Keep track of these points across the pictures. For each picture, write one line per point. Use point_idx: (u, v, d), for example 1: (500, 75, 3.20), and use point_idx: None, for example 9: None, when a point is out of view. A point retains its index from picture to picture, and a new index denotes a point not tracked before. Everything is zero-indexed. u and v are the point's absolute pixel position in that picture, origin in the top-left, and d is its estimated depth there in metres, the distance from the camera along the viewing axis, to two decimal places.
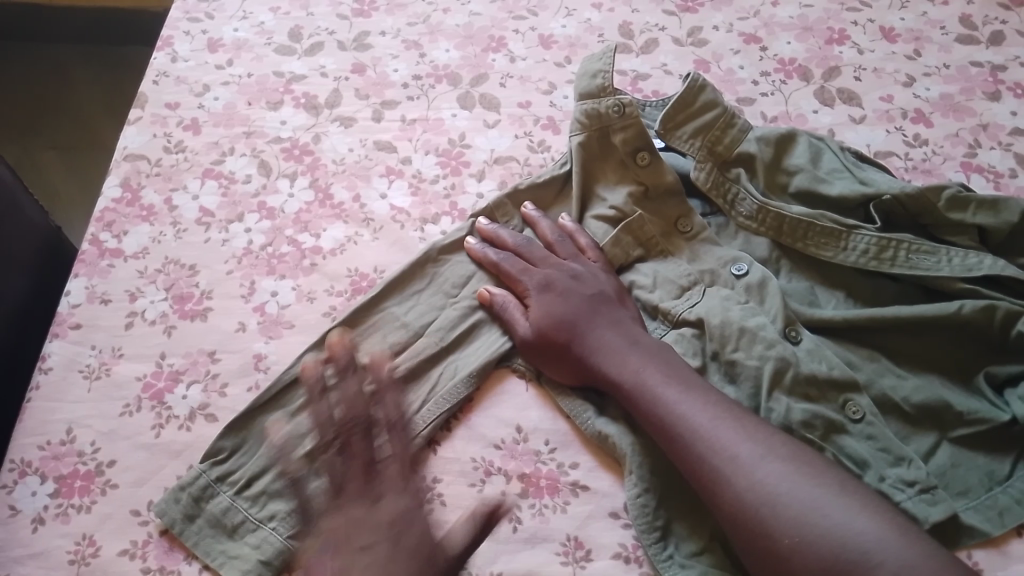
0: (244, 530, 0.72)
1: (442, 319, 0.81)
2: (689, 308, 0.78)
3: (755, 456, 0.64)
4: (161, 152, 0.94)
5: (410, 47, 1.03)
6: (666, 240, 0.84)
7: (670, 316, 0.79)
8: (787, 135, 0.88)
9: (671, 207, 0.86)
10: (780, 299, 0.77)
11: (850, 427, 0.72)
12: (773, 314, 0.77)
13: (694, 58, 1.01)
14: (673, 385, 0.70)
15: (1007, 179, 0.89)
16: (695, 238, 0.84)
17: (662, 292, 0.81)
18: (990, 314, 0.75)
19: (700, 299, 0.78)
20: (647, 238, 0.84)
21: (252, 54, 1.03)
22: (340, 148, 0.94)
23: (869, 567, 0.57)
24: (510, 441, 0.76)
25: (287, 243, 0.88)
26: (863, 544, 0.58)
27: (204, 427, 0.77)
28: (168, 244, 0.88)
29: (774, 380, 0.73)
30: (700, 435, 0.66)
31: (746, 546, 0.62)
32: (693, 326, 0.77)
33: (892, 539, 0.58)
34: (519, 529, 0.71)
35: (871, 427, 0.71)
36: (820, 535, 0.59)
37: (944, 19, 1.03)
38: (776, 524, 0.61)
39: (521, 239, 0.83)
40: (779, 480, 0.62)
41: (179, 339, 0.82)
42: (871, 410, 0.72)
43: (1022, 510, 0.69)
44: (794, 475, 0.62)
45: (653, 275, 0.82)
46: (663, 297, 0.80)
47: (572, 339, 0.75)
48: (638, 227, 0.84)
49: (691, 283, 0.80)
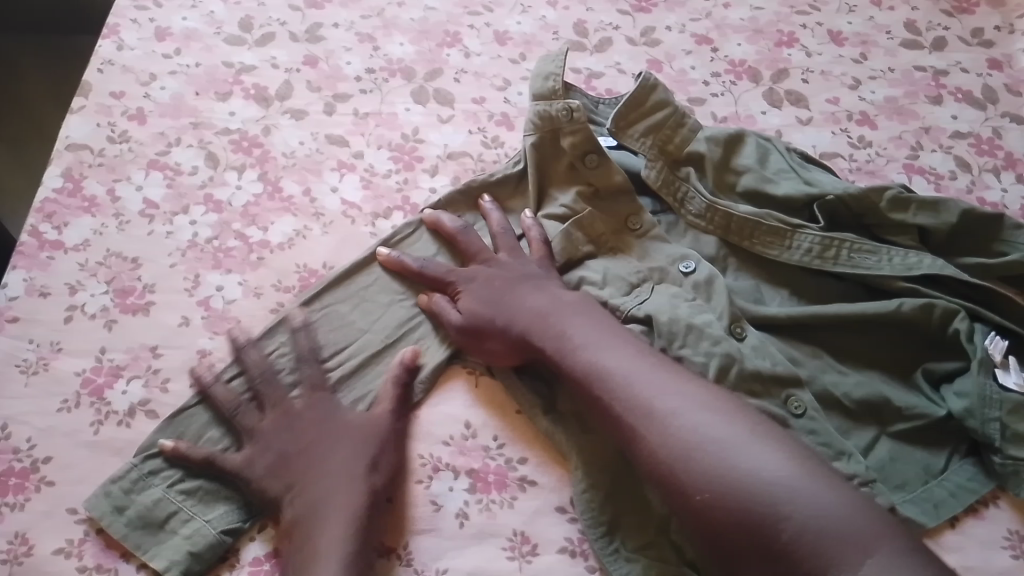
0: (175, 521, 0.67)
1: (390, 315, 0.77)
2: (638, 305, 0.75)
3: (673, 409, 0.61)
4: (105, 142, 0.89)
5: (364, 41, 0.99)
6: (617, 236, 0.81)
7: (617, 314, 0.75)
8: (735, 134, 0.84)
9: (620, 207, 0.82)
10: (727, 298, 0.74)
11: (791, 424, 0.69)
12: (721, 311, 0.74)
13: (647, 58, 0.98)
14: (596, 346, 0.68)
15: (949, 182, 0.87)
16: (645, 236, 0.81)
17: (612, 289, 0.77)
18: (929, 312, 0.73)
19: (649, 298, 0.75)
20: (598, 235, 0.81)
21: (201, 43, 0.98)
22: (291, 142, 0.90)
23: (780, 517, 0.55)
24: (460, 437, 0.72)
25: (234, 237, 0.83)
26: (774, 494, 0.56)
27: (145, 424, 0.72)
28: (111, 237, 0.82)
29: (721, 377, 0.70)
30: (622, 392, 0.64)
31: (666, 499, 0.60)
32: (643, 322, 0.74)
33: (803, 485, 0.56)
34: (466, 525, 0.67)
35: (812, 423, 0.69)
36: (733, 484, 0.57)
37: (891, 24, 1.01)
38: (693, 474, 0.58)
39: (462, 225, 0.80)
40: (695, 433, 0.60)
41: (120, 335, 0.76)
42: (814, 405, 0.70)
43: (958, 503, 0.67)
44: (713, 425, 0.60)
45: (602, 271, 0.78)
46: (612, 295, 0.76)
47: (500, 321, 0.73)
48: (589, 225, 0.81)
49: (640, 281, 0.77)
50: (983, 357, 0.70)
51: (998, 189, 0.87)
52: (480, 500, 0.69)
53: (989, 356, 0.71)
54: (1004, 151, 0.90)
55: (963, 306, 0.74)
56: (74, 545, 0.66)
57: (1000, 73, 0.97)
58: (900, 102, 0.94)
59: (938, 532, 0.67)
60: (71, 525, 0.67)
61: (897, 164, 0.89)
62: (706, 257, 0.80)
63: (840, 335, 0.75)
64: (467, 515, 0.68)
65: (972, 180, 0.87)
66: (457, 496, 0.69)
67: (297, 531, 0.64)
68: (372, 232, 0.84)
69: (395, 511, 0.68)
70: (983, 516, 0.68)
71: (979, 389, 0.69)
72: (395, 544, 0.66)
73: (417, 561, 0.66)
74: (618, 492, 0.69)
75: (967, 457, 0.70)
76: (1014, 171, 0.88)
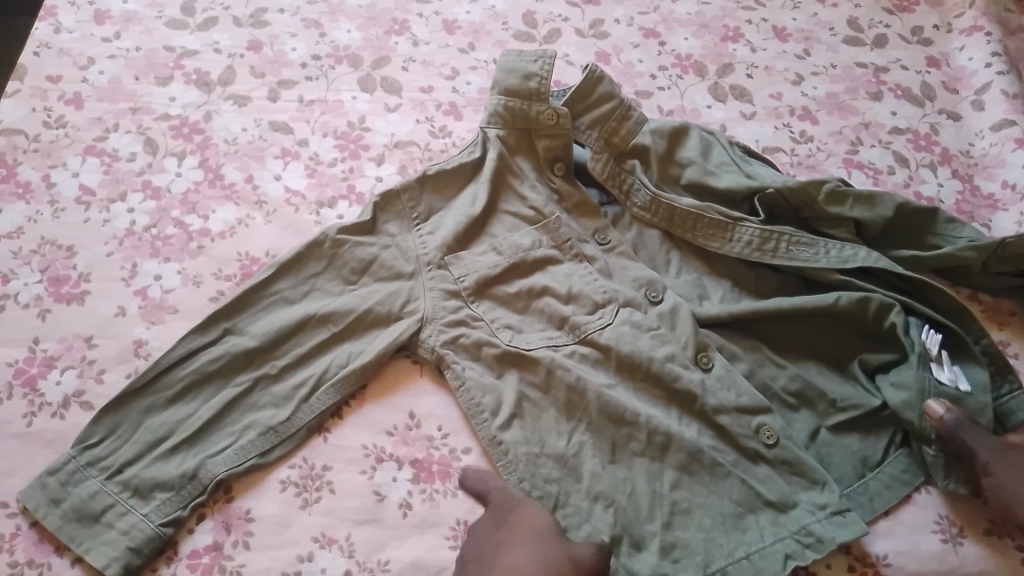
0: (111, 515, 0.65)
1: (337, 303, 0.75)
2: (601, 329, 0.75)
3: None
4: (40, 127, 0.86)
5: (310, 27, 0.97)
6: (581, 241, 0.80)
7: (575, 333, 0.75)
8: (679, 127, 0.85)
9: (582, 212, 0.83)
10: (693, 327, 0.74)
11: (748, 443, 0.70)
12: (685, 342, 0.74)
13: (595, 50, 0.99)
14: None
15: (886, 177, 0.89)
16: (608, 249, 0.81)
17: (575, 306, 0.76)
18: (865, 305, 0.75)
19: (612, 322, 0.75)
20: (563, 240, 0.80)
21: (141, 27, 0.95)
22: (233, 128, 0.89)
23: None
24: (403, 427, 0.72)
25: (172, 225, 0.81)
26: None
27: (78, 415, 0.70)
28: (45, 224, 0.80)
29: (660, 388, 0.72)
30: None
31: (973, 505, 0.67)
32: (599, 348, 0.74)
33: None
34: (410, 515, 0.67)
35: (781, 453, 0.69)
36: None
37: (834, 21, 1.03)
38: None
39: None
40: None
41: (53, 324, 0.75)
42: (786, 434, 0.70)
43: (892, 495, 0.69)
44: None
45: (567, 285, 0.77)
46: (573, 312, 0.76)
47: None
48: (555, 229, 0.80)
49: (604, 300, 0.76)
50: (920, 350, 0.72)
51: (934, 184, 0.89)
52: (424, 489, 0.69)
53: (926, 350, 0.73)
54: (940, 146, 0.92)
55: (897, 299, 0.75)
56: (5, 539, 0.65)
57: (937, 70, 0.99)
58: (840, 97, 0.96)
59: (870, 523, 0.68)
60: (2, 519, 0.65)
61: (836, 158, 0.91)
62: (649, 253, 0.82)
63: (783, 328, 0.77)
64: (410, 505, 0.68)
65: (908, 175, 0.90)
66: (401, 486, 0.69)
67: (276, 552, 0.65)
68: (317, 221, 0.83)
69: (339, 501, 0.68)
70: (914, 502, 0.69)
71: (917, 381, 0.70)
72: (336, 535, 0.66)
73: (358, 553, 0.65)
74: (568, 505, 0.67)
75: (902, 447, 0.71)
76: (950, 167, 0.90)
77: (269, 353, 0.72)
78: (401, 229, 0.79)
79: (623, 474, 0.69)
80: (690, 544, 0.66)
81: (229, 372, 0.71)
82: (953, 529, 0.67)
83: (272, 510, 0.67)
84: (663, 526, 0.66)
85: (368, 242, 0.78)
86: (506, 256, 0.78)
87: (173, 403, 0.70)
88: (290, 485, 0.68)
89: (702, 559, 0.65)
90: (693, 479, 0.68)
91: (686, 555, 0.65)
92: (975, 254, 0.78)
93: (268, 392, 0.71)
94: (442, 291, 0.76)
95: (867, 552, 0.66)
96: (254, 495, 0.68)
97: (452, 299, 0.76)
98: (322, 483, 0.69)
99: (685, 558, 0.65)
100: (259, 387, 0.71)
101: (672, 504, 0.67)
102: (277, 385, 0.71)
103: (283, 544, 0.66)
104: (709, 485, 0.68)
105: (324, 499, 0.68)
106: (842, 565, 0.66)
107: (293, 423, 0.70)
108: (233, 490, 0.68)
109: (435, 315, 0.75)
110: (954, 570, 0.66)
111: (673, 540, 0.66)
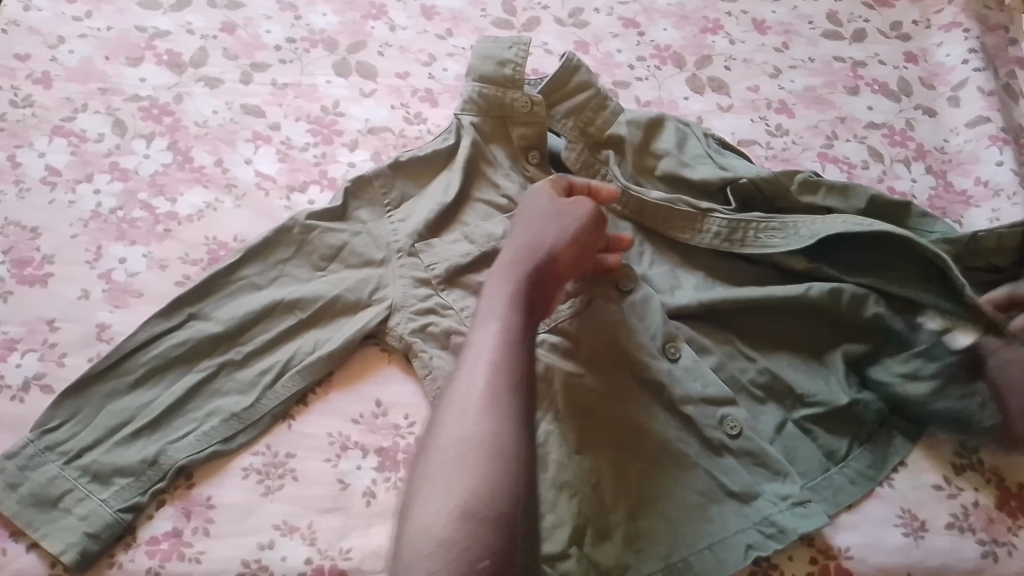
0: (69, 500, 0.65)
1: (306, 290, 0.74)
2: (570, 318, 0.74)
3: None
4: (6, 106, 0.85)
5: (285, 10, 0.96)
6: None
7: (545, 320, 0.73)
8: (655, 118, 0.85)
9: None
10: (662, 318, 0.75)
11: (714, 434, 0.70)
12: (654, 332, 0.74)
13: (574, 39, 0.98)
14: None
15: (861, 173, 0.89)
16: None
17: None
18: (837, 298, 0.74)
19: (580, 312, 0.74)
20: None
21: (112, 6, 0.94)
22: (204, 111, 0.87)
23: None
24: (369, 415, 0.71)
25: (140, 208, 0.80)
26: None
27: (39, 399, 0.69)
28: (9, 205, 0.79)
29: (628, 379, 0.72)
30: None
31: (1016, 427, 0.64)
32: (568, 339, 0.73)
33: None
34: (374, 503, 0.67)
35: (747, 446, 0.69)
36: None
37: (814, 14, 1.03)
38: None
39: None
40: None
41: (16, 307, 0.73)
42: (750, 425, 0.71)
43: (856, 489, 0.69)
44: None
45: None
46: None
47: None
48: None
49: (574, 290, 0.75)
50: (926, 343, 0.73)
51: (908, 179, 0.89)
52: (389, 479, 0.68)
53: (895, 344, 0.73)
54: (916, 142, 0.92)
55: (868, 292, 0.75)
56: None
57: (915, 66, 0.99)
58: (818, 91, 0.96)
59: (834, 516, 0.68)
60: None
61: (812, 152, 0.91)
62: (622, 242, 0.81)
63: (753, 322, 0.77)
64: (374, 494, 0.68)
65: (883, 170, 0.90)
66: (366, 474, 0.68)
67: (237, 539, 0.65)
68: (287, 206, 0.82)
69: (303, 489, 0.67)
70: (878, 497, 0.69)
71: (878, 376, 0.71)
72: (298, 523, 0.66)
73: (321, 541, 0.65)
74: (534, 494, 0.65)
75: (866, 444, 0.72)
76: (925, 162, 0.91)
77: (234, 339, 0.72)
78: (373, 216, 0.79)
79: (589, 463, 0.68)
80: (653, 534, 0.66)
81: (193, 357, 0.70)
82: (916, 523, 0.68)
83: (234, 497, 0.67)
84: (627, 516, 0.66)
85: (339, 229, 0.77)
86: (478, 244, 0.77)
87: (136, 388, 0.69)
88: (253, 472, 0.68)
89: (665, 549, 0.65)
90: (658, 471, 0.68)
91: (648, 545, 0.65)
92: (946, 250, 0.78)
93: (232, 378, 0.70)
94: (413, 279, 0.75)
95: (830, 545, 0.67)
96: (216, 482, 0.67)
97: (423, 287, 0.75)
98: (285, 470, 0.68)
99: (648, 549, 0.65)
100: (223, 373, 0.70)
101: (637, 495, 0.67)
102: (242, 371, 0.71)
103: (246, 531, 0.65)
104: (674, 477, 0.68)
105: (287, 486, 0.67)
106: (805, 558, 0.66)
107: (257, 409, 0.69)
108: (195, 475, 0.68)
109: (404, 303, 0.74)
110: (915, 563, 0.66)
111: (638, 531, 0.66)
